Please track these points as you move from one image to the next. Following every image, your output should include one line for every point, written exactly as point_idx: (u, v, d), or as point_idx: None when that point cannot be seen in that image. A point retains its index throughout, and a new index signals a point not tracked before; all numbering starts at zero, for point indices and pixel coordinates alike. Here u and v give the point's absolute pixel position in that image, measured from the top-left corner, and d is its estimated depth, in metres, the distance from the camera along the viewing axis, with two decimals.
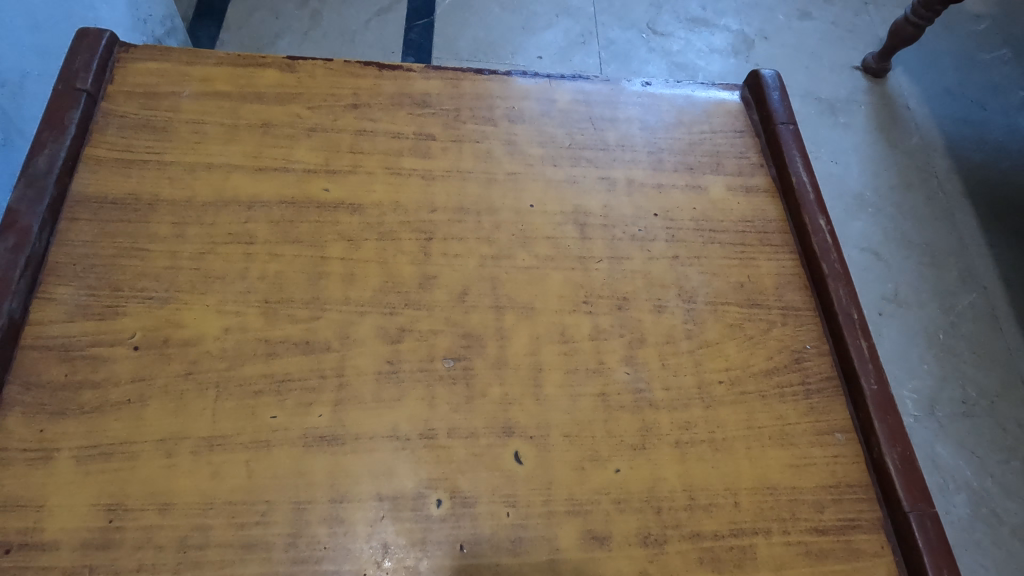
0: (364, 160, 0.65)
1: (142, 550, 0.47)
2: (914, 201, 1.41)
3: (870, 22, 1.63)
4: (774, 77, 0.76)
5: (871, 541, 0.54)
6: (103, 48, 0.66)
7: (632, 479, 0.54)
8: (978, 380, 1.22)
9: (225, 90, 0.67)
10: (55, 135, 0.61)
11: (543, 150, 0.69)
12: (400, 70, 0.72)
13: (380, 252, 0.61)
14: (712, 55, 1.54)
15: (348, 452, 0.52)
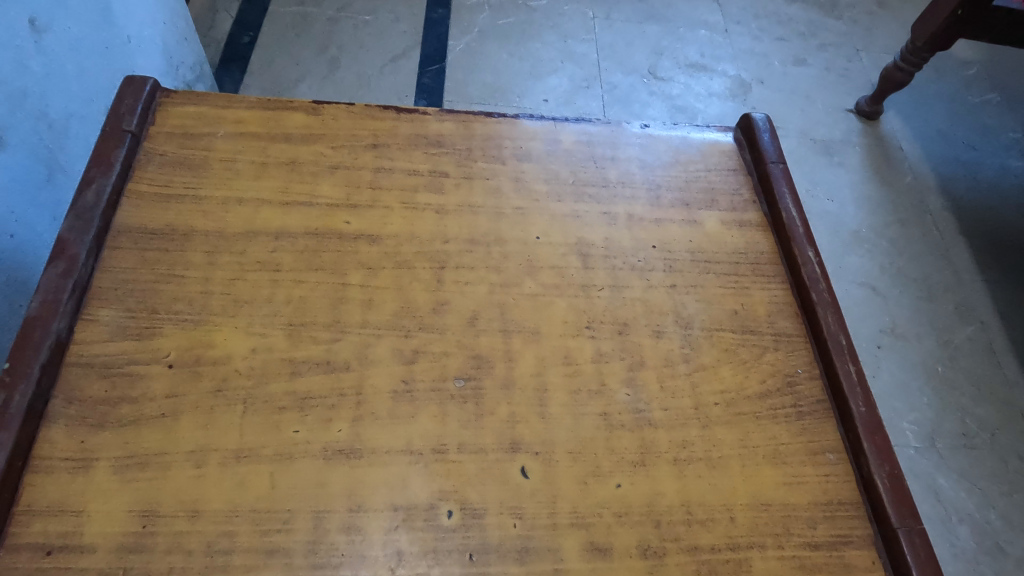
0: (383, 196, 0.71)
1: (172, 554, 0.50)
2: (909, 238, 1.45)
3: (862, 68, 1.71)
4: (765, 120, 0.82)
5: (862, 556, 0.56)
6: (147, 93, 0.73)
7: (632, 493, 0.57)
8: (976, 412, 1.24)
9: (256, 131, 0.73)
10: (102, 172, 0.66)
11: (548, 186, 0.75)
12: (416, 113, 0.78)
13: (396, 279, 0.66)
14: (711, 98, 1.61)
15: (365, 465, 0.55)
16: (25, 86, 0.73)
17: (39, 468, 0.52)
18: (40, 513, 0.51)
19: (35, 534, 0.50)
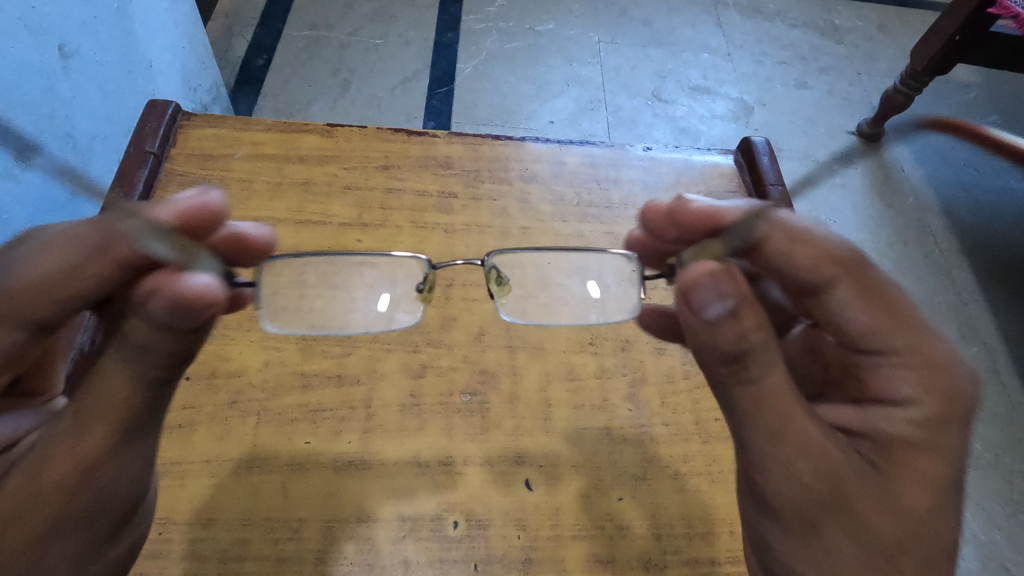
0: (393, 215, 0.73)
1: (187, 561, 0.52)
2: (911, 258, 1.47)
3: (863, 91, 1.74)
4: (764, 143, 0.84)
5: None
6: (169, 116, 0.76)
7: (633, 507, 0.58)
8: (981, 433, 1.25)
9: (272, 153, 0.76)
10: (126, 192, 0.70)
11: (553, 207, 0.77)
12: (426, 136, 0.81)
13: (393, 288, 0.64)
14: (714, 120, 1.65)
15: (373, 476, 0.57)
16: (52, 109, 0.76)
17: None
18: None
19: None
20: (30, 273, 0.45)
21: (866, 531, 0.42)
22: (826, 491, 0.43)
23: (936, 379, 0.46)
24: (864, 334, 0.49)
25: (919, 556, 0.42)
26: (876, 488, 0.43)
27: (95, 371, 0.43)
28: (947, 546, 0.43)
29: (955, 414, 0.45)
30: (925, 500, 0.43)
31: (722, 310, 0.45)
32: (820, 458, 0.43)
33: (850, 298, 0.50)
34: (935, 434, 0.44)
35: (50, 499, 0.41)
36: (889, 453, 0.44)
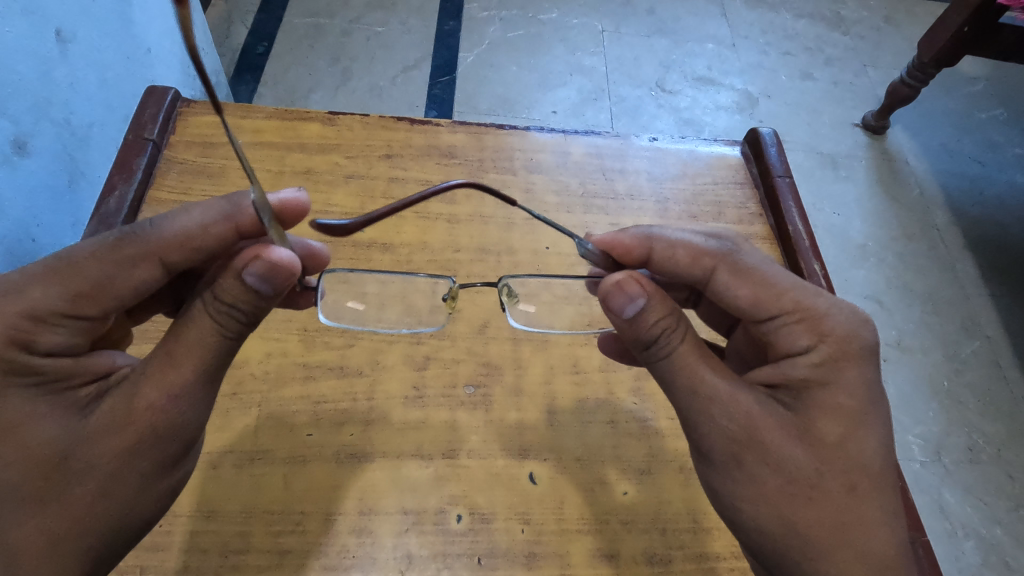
0: (396, 205, 0.72)
1: (188, 553, 0.51)
2: (915, 252, 1.46)
3: (869, 82, 1.72)
4: (771, 134, 0.83)
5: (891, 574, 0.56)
6: (168, 103, 0.75)
7: (638, 501, 0.58)
8: (983, 427, 1.24)
9: (274, 141, 0.75)
10: (125, 179, 0.69)
11: (558, 198, 0.76)
12: (429, 125, 0.79)
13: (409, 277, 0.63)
14: (718, 111, 1.63)
15: (375, 469, 0.56)
16: (50, 95, 0.74)
17: None
18: None
19: None
20: (171, 227, 0.47)
21: (787, 467, 0.45)
22: (745, 436, 0.46)
23: (826, 324, 0.49)
24: (753, 307, 0.51)
25: (842, 478, 0.45)
26: (792, 427, 0.47)
27: (188, 315, 0.45)
28: (870, 467, 0.46)
29: (850, 351, 0.48)
30: (840, 429, 0.46)
31: (637, 307, 0.48)
32: (735, 407, 0.47)
33: (729, 281, 0.53)
34: (837, 371, 0.48)
35: (138, 419, 0.43)
36: (802, 395, 0.47)
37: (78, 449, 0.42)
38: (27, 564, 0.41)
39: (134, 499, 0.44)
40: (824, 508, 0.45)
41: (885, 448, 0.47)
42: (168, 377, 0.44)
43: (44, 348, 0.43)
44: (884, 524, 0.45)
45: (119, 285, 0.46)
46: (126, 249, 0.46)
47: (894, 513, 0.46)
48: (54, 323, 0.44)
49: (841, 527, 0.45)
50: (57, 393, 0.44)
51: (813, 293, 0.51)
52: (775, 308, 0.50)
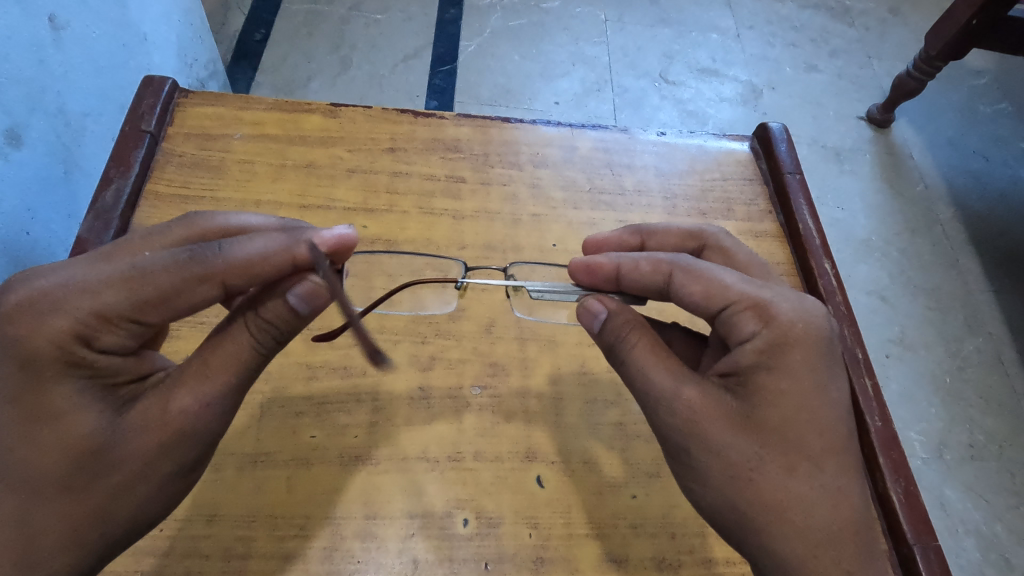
0: (399, 200, 0.71)
1: (190, 558, 0.50)
2: (919, 247, 1.45)
3: (874, 75, 1.70)
4: (781, 129, 0.81)
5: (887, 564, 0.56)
6: (165, 93, 0.73)
7: (647, 505, 0.57)
8: (985, 424, 1.24)
9: (274, 133, 0.74)
10: (121, 172, 0.67)
11: (565, 194, 0.75)
12: (433, 118, 0.78)
13: (415, 270, 0.64)
14: (722, 103, 1.62)
15: (380, 472, 0.55)
16: (44, 84, 0.72)
17: None
18: None
19: None
20: (237, 253, 0.44)
21: (726, 453, 0.45)
22: (686, 426, 0.46)
23: (772, 311, 0.48)
24: (707, 303, 0.50)
25: (780, 458, 0.45)
26: (736, 413, 0.46)
27: (225, 333, 0.45)
28: (809, 447, 0.45)
29: (795, 334, 0.47)
30: (784, 414, 0.45)
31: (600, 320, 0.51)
32: (678, 401, 0.47)
33: (684, 284, 0.51)
34: (779, 355, 0.46)
35: (170, 422, 0.43)
36: (748, 382, 0.47)
37: (112, 445, 0.42)
38: (44, 549, 0.41)
39: (155, 496, 0.44)
40: (761, 489, 0.45)
41: (830, 427, 0.46)
42: (201, 387, 0.44)
43: (100, 345, 0.43)
44: (826, 504, 0.45)
45: (182, 299, 0.44)
46: (192, 267, 0.43)
47: (839, 492, 0.45)
48: (116, 324, 0.43)
49: (780, 505, 0.45)
50: (103, 388, 0.43)
51: (760, 284, 0.50)
52: (722, 302, 0.49)
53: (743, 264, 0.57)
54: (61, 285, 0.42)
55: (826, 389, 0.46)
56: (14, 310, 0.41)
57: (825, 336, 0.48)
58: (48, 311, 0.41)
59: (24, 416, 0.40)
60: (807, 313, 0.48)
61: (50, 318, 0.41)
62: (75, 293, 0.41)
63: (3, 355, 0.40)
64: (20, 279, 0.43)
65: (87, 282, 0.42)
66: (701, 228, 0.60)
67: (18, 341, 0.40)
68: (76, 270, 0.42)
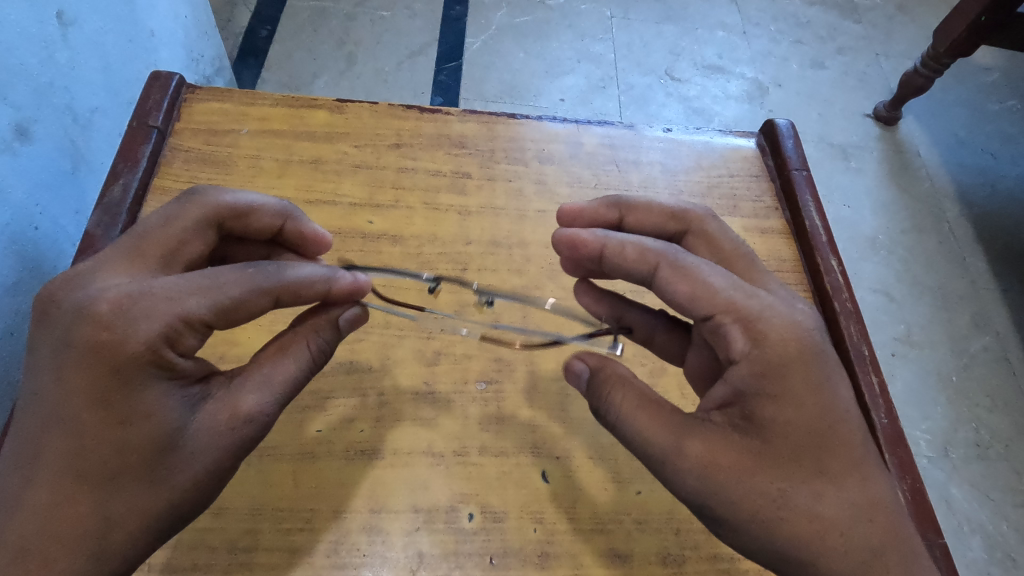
0: (405, 196, 0.71)
1: (196, 551, 0.51)
2: (925, 245, 1.44)
3: (881, 72, 1.69)
4: (788, 126, 0.81)
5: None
6: (172, 89, 0.74)
7: (652, 500, 0.57)
8: (991, 423, 1.23)
9: (280, 129, 0.74)
10: (129, 167, 0.67)
11: (571, 190, 0.74)
12: (438, 113, 0.78)
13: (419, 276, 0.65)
14: (728, 100, 1.61)
15: (385, 466, 0.55)
16: (52, 79, 0.73)
17: None
18: None
19: None
20: (292, 274, 0.48)
21: (753, 496, 0.45)
22: (702, 481, 0.46)
23: (761, 327, 0.47)
24: (690, 304, 0.49)
25: (806, 487, 0.46)
26: (750, 450, 0.46)
27: (284, 343, 0.49)
28: (830, 468, 0.46)
29: (789, 356, 0.46)
30: (805, 441, 0.46)
31: (585, 378, 0.52)
32: (686, 453, 0.46)
33: (669, 279, 0.49)
34: (779, 382, 0.46)
35: (237, 421, 0.46)
36: (752, 416, 0.46)
37: (187, 442, 0.44)
38: (118, 540, 0.43)
39: (216, 486, 0.46)
40: (795, 522, 0.45)
41: (847, 443, 0.47)
42: (263, 391, 0.47)
43: (181, 350, 0.43)
44: (857, 520, 0.46)
45: (247, 308, 0.46)
46: (259, 279, 0.46)
47: (865, 506, 0.46)
48: (194, 329, 0.44)
49: (815, 534, 0.45)
50: (179, 387, 0.44)
51: (751, 291, 0.48)
52: (709, 306, 0.48)
53: (728, 253, 0.55)
54: (135, 296, 0.42)
55: (835, 406, 0.47)
56: (96, 315, 0.41)
57: (818, 351, 0.47)
58: (129, 320, 0.41)
59: (107, 418, 0.41)
60: (798, 327, 0.48)
61: (133, 325, 0.41)
62: (161, 302, 0.42)
63: (85, 358, 0.41)
64: (93, 285, 0.43)
65: (165, 295, 0.43)
66: (691, 211, 0.57)
67: (107, 346, 0.41)
68: (148, 281, 0.43)
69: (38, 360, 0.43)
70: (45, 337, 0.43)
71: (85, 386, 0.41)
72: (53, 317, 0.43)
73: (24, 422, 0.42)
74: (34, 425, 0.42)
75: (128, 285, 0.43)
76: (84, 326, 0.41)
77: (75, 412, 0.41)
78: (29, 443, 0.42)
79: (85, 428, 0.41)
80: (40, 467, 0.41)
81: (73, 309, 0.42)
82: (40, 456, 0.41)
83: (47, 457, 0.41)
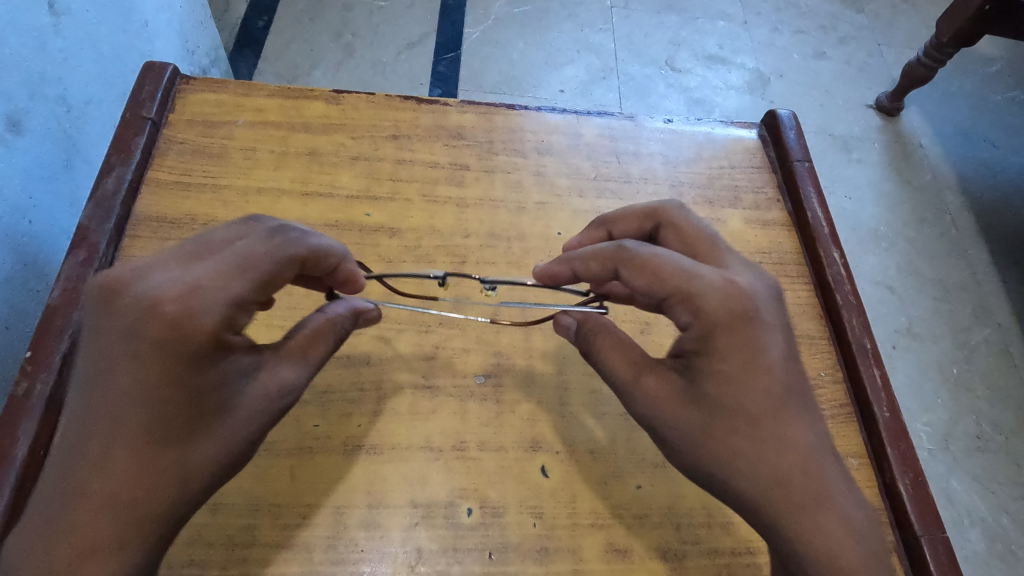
0: (403, 188, 0.70)
1: (192, 547, 0.50)
2: (926, 237, 1.43)
3: (884, 63, 1.67)
4: (790, 116, 0.80)
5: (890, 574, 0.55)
6: (167, 80, 0.72)
7: (653, 495, 0.56)
8: (992, 415, 1.23)
9: (276, 120, 0.73)
10: (123, 159, 0.66)
11: (570, 181, 0.74)
12: (436, 104, 0.77)
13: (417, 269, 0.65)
14: (729, 91, 1.60)
15: (384, 461, 0.55)
16: (44, 71, 0.72)
17: None
18: None
19: None
20: (308, 249, 0.50)
21: (678, 424, 0.48)
22: (647, 406, 0.49)
23: (698, 299, 0.48)
24: (646, 292, 0.50)
25: (725, 422, 0.47)
26: (682, 389, 0.49)
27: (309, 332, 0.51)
28: (747, 407, 0.47)
29: (723, 321, 0.48)
30: (727, 396, 0.47)
31: (572, 331, 0.56)
32: (635, 388, 0.50)
33: (626, 275, 0.51)
34: (710, 337, 0.48)
35: (289, 390, 0.49)
36: (690, 361, 0.49)
37: (251, 410, 0.46)
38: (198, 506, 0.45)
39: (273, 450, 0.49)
40: (713, 448, 0.47)
41: (769, 388, 0.47)
42: (300, 362, 0.50)
43: (236, 325, 0.46)
44: (772, 454, 0.46)
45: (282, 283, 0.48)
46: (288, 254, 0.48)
47: (780, 444, 0.47)
48: (244, 307, 0.46)
49: (729, 461, 0.47)
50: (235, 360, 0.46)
51: (698, 268, 0.49)
52: (659, 291, 0.49)
53: (692, 238, 0.55)
54: (194, 290, 0.44)
55: (757, 363, 0.47)
56: (160, 308, 0.43)
57: (754, 314, 0.48)
58: (194, 312, 0.43)
59: (182, 392, 0.43)
60: (736, 293, 0.48)
61: (199, 316, 0.43)
62: (216, 282, 0.44)
63: (159, 337, 0.43)
64: (152, 275, 0.44)
65: (223, 288, 0.45)
66: (654, 204, 0.57)
67: (177, 325, 0.43)
68: (196, 266, 0.45)
69: (94, 353, 0.43)
70: (99, 332, 0.43)
71: (153, 375, 0.43)
72: (112, 307, 0.43)
73: (81, 419, 0.43)
74: (104, 410, 0.42)
75: (182, 280, 0.44)
76: (151, 318, 0.43)
77: (142, 404, 0.42)
78: (95, 435, 0.42)
79: (161, 404, 0.43)
80: (115, 448, 0.42)
81: (134, 304, 0.43)
82: (101, 453, 0.42)
83: (109, 452, 0.42)
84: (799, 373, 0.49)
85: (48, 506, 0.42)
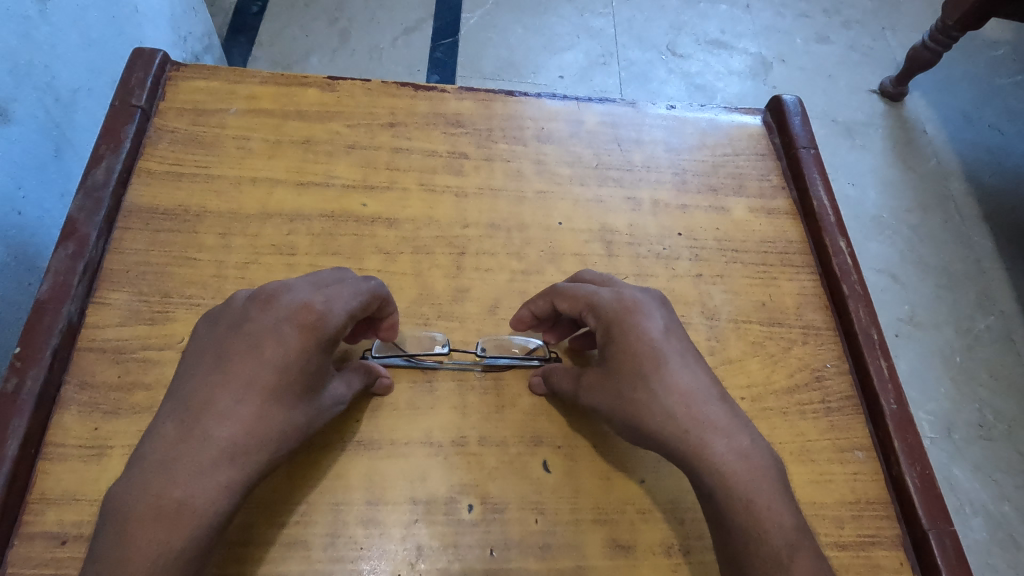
0: (401, 177, 0.69)
1: None
2: (929, 224, 1.42)
3: (888, 47, 1.65)
4: (795, 102, 0.79)
5: (830, 537, 0.55)
6: (156, 66, 0.70)
7: (657, 489, 0.55)
8: (995, 404, 1.22)
9: (270, 108, 0.71)
10: (112, 148, 0.65)
11: (571, 170, 0.72)
12: (434, 90, 0.75)
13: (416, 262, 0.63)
14: (731, 76, 1.57)
15: (383, 457, 0.54)
16: (31, 58, 0.70)
17: (53, 455, 0.52)
18: (54, 502, 0.50)
19: (50, 523, 0.50)
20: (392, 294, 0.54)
21: (599, 399, 0.53)
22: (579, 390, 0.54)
23: (596, 301, 0.54)
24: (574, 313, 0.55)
25: (625, 384, 0.51)
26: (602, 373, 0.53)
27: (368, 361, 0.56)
28: (637, 363, 0.51)
29: (621, 313, 0.53)
30: (620, 372, 0.51)
31: (539, 379, 0.58)
32: (573, 382, 0.55)
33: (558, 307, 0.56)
34: (610, 323, 0.53)
35: None
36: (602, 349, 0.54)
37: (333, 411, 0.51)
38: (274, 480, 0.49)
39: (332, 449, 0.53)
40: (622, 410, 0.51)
41: (651, 342, 0.51)
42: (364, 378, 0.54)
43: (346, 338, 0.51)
44: (660, 400, 0.50)
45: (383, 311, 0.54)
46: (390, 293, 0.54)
47: (667, 387, 0.50)
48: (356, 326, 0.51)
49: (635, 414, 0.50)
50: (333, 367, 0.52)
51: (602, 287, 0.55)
52: (575, 311, 0.55)
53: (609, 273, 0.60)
54: (325, 291, 0.50)
55: (644, 328, 0.52)
56: (298, 300, 0.49)
57: (642, 304, 0.53)
58: (326, 306, 0.49)
59: (300, 383, 0.49)
60: (623, 297, 0.54)
61: (333, 318, 0.49)
62: (346, 300, 0.50)
63: (299, 333, 0.48)
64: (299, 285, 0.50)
65: (352, 292, 0.50)
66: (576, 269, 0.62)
67: (312, 327, 0.48)
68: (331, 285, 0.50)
69: (232, 330, 0.50)
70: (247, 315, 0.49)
71: (281, 351, 0.48)
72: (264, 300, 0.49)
73: (209, 379, 0.48)
74: (235, 381, 0.47)
75: (314, 283, 0.51)
76: (292, 309, 0.49)
77: (269, 373, 0.48)
78: (221, 399, 0.47)
79: (281, 389, 0.48)
80: (234, 416, 0.47)
81: (279, 296, 0.49)
82: (222, 409, 0.47)
83: (231, 409, 0.47)
84: (686, 343, 0.53)
85: (162, 451, 0.46)
